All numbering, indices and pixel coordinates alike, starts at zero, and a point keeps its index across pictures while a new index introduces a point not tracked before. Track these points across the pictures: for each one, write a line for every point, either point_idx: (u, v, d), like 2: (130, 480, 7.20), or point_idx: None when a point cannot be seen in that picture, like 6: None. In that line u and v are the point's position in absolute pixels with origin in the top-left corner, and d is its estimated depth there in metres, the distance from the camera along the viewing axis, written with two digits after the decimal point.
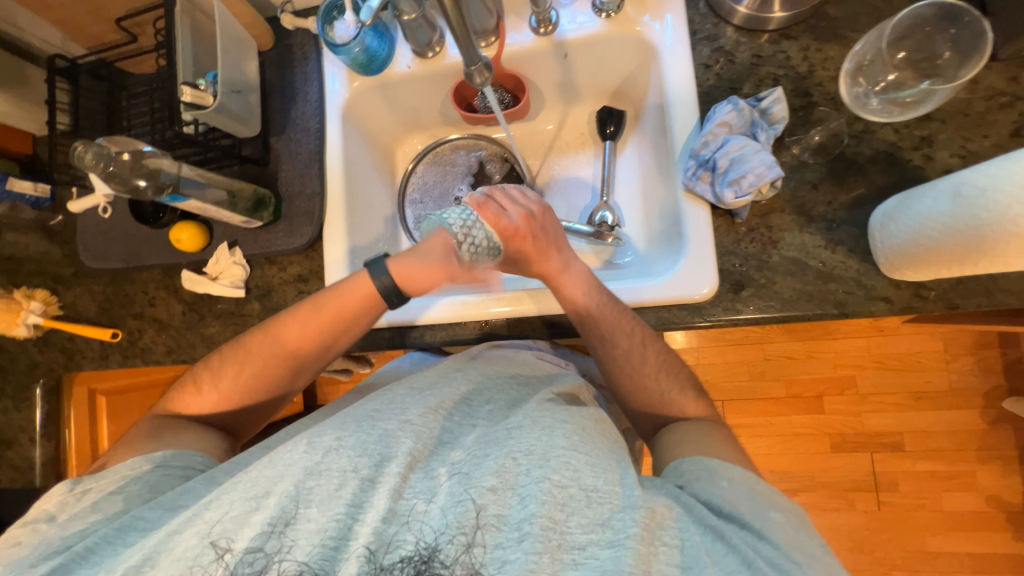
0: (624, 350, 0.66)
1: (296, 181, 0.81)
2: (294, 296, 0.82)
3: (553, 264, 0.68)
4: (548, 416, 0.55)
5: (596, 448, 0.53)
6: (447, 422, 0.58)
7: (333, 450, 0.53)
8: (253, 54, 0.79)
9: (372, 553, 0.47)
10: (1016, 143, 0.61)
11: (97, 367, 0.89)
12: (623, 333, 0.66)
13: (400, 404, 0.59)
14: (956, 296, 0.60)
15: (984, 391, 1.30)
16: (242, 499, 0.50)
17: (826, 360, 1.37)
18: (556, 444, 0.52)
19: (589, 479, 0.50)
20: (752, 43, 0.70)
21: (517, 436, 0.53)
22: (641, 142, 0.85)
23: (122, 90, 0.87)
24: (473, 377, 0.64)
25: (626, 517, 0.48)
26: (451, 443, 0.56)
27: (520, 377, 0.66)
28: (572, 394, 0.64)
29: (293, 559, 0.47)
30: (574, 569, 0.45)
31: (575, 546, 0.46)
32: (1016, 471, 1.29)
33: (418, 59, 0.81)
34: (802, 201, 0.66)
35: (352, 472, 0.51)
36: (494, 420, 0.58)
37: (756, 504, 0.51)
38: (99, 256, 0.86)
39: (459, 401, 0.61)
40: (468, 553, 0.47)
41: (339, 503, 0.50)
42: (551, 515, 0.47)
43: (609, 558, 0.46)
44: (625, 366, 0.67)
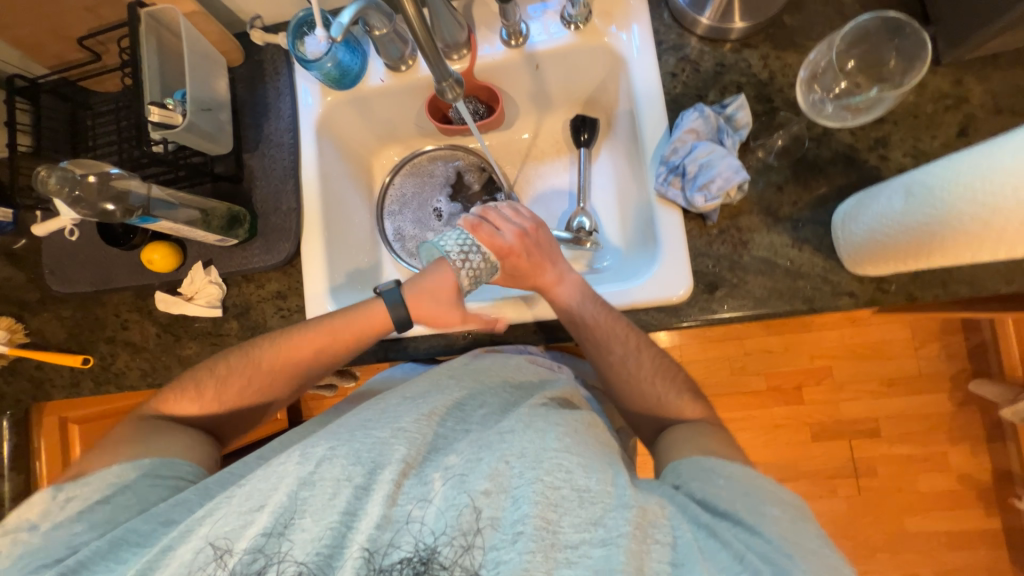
0: (619, 356, 0.67)
1: (272, 197, 0.80)
2: (273, 314, 0.81)
3: (547, 278, 0.69)
4: (540, 421, 0.56)
5: (587, 449, 0.53)
6: (441, 428, 0.58)
7: (327, 461, 0.52)
8: (222, 72, 0.78)
9: (370, 555, 0.47)
10: (962, 142, 0.64)
11: (68, 395, 0.86)
12: (618, 339, 0.67)
13: (393, 413, 0.59)
14: (915, 289, 0.64)
15: (951, 375, 1.36)
16: (237, 513, 0.50)
17: (802, 352, 1.42)
18: (549, 447, 0.52)
19: (582, 479, 0.50)
20: (715, 52, 0.73)
21: (509, 439, 0.53)
22: (615, 148, 0.87)
23: (86, 110, 0.84)
24: (467, 382, 0.65)
25: (617, 515, 0.48)
26: (445, 448, 0.55)
27: (514, 380, 0.67)
28: (569, 398, 0.64)
29: (292, 560, 0.47)
30: (568, 567, 0.46)
31: (568, 544, 0.47)
32: (983, 450, 1.35)
33: (391, 72, 0.81)
34: (769, 202, 0.68)
35: (346, 481, 0.51)
36: (486, 423, 0.58)
37: (750, 501, 0.52)
38: (67, 280, 0.83)
39: (454, 404, 0.61)
40: (468, 554, 0.47)
41: (333, 513, 0.49)
42: (545, 514, 0.48)
43: (602, 557, 0.46)
44: (622, 371, 0.68)
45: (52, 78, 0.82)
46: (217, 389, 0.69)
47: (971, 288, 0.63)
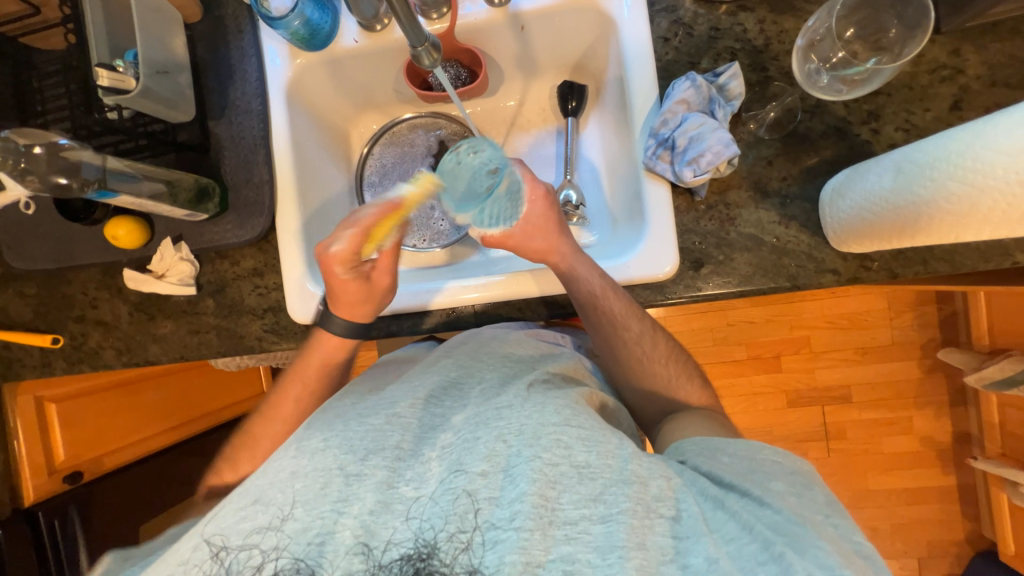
0: (635, 333, 0.67)
1: (241, 169, 0.76)
2: (250, 292, 0.78)
3: (558, 256, 0.67)
4: (540, 397, 0.55)
5: (587, 419, 0.53)
6: (433, 409, 0.58)
7: (319, 453, 0.52)
8: (179, 29, 0.72)
9: (370, 548, 0.48)
10: (955, 115, 0.63)
11: (41, 375, 0.84)
12: (630, 316, 0.66)
13: (387, 400, 0.58)
14: (896, 266, 0.64)
15: (922, 344, 1.41)
16: (233, 510, 0.50)
17: (783, 323, 1.45)
18: (547, 422, 0.52)
19: (581, 455, 0.50)
20: (710, 15, 0.69)
21: (507, 417, 0.53)
22: (603, 118, 0.84)
23: (30, 70, 0.77)
24: (466, 363, 0.64)
25: (617, 490, 0.49)
26: (441, 426, 0.56)
27: (517, 360, 0.65)
28: (573, 370, 0.66)
29: (289, 555, 0.48)
30: (566, 543, 0.47)
31: (567, 521, 0.48)
32: (946, 414, 1.42)
33: (365, 32, 0.75)
34: (758, 177, 0.67)
35: (337, 470, 0.51)
36: (480, 395, 0.59)
37: (755, 477, 0.52)
38: (27, 257, 0.79)
39: (433, 389, 0.60)
40: (467, 552, 0.47)
41: (327, 503, 0.50)
42: (543, 492, 0.48)
43: (602, 533, 0.47)
44: (637, 348, 0.68)
45: None
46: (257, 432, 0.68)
47: (952, 265, 0.63)
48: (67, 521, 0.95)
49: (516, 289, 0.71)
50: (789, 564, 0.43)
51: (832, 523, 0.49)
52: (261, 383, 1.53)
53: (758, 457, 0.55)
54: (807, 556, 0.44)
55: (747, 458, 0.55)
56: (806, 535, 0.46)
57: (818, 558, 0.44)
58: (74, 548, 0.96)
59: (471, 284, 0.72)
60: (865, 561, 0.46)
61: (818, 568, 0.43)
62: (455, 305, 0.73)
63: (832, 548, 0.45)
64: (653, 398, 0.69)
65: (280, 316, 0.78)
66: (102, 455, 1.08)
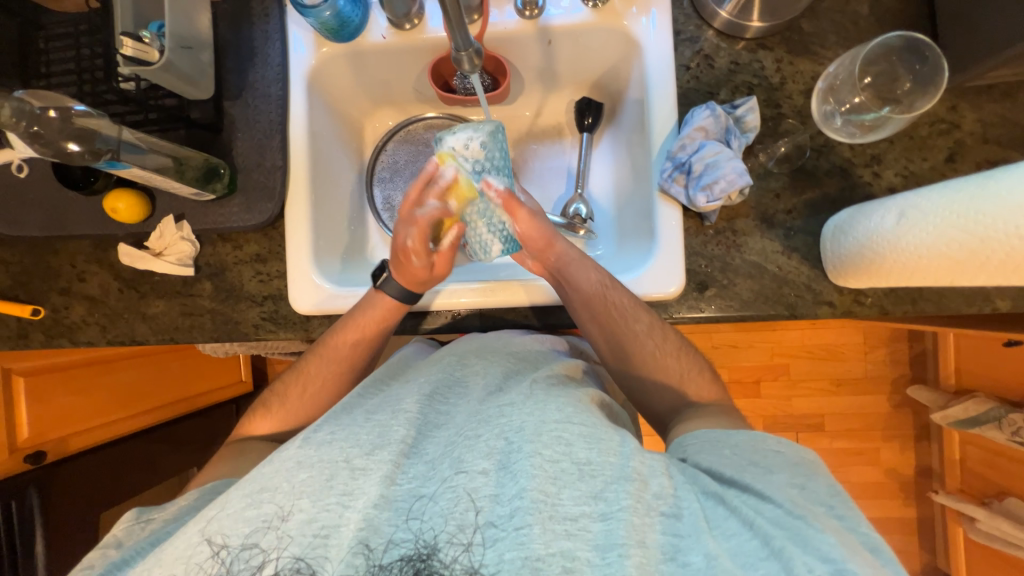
0: (642, 327, 0.67)
1: (253, 152, 0.75)
2: (251, 278, 0.76)
3: (564, 250, 0.68)
4: (542, 394, 0.56)
5: (589, 418, 0.53)
6: (438, 409, 0.58)
7: (327, 444, 0.53)
8: (206, 8, 0.70)
9: (370, 550, 0.46)
10: (949, 167, 0.67)
11: (14, 347, 0.79)
12: (638, 308, 0.67)
13: (394, 398, 0.60)
14: (888, 303, 0.67)
15: (893, 379, 1.48)
16: (241, 497, 0.50)
17: (765, 349, 1.49)
18: (549, 419, 0.52)
19: (582, 452, 0.50)
20: (730, 49, 0.72)
21: (510, 415, 0.53)
22: (618, 136, 0.86)
23: (37, 29, 0.74)
24: (469, 359, 0.65)
25: (618, 487, 0.48)
26: (443, 424, 0.56)
27: (521, 357, 0.66)
28: (574, 369, 0.66)
29: (288, 555, 0.46)
30: (566, 539, 0.45)
31: (567, 517, 0.46)
32: (911, 448, 1.49)
33: (394, 29, 0.76)
34: (765, 208, 0.70)
35: (343, 463, 0.51)
36: (484, 391, 0.59)
37: (755, 470, 0.51)
38: (13, 222, 0.75)
39: (437, 385, 0.61)
40: (468, 553, 0.46)
41: (332, 495, 0.49)
42: (543, 487, 0.47)
43: (602, 531, 0.46)
44: (646, 342, 0.67)
45: None
46: (284, 399, 0.71)
47: (938, 306, 0.67)
48: None
49: (524, 296, 0.72)
50: (789, 560, 0.43)
51: (835, 515, 0.48)
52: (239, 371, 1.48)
53: (757, 450, 0.53)
54: (809, 551, 0.44)
55: (747, 450, 0.53)
56: (808, 529, 0.46)
57: (819, 550, 0.44)
58: None
59: (479, 289, 0.72)
60: (870, 556, 0.45)
61: (819, 561, 0.43)
62: (452, 308, 0.73)
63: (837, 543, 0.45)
64: (663, 392, 0.67)
65: (281, 305, 0.76)
66: (67, 435, 1.02)
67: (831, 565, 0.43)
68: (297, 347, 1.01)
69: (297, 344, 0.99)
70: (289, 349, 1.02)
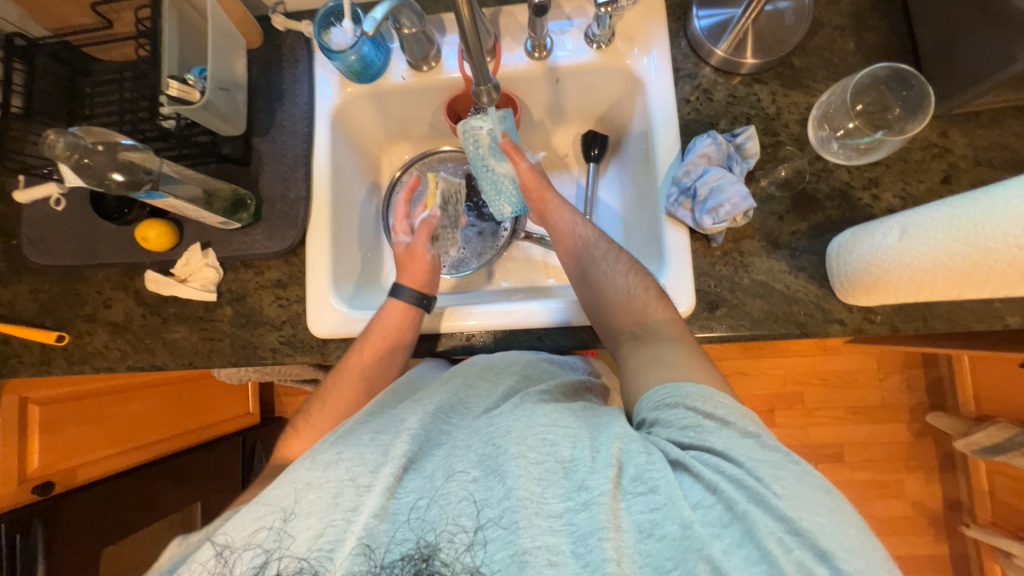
0: (603, 251, 0.70)
1: (279, 184, 0.79)
2: (271, 302, 0.79)
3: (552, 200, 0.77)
4: (529, 402, 0.55)
5: (574, 420, 0.53)
6: (438, 421, 0.57)
7: (334, 464, 0.51)
8: (242, 53, 0.77)
9: (371, 550, 0.46)
10: (945, 189, 0.70)
11: (36, 373, 0.81)
12: (601, 238, 0.72)
13: (397, 419, 0.58)
14: (898, 321, 0.68)
15: (911, 406, 1.45)
16: (251, 518, 0.50)
17: (776, 376, 1.48)
18: (536, 422, 0.51)
19: (566, 450, 0.49)
20: (727, 84, 0.77)
21: (498, 422, 0.53)
22: (623, 165, 0.90)
23: (86, 76, 0.81)
24: (473, 381, 0.63)
25: (599, 475, 0.47)
26: (443, 441, 0.55)
27: (521, 370, 0.65)
28: (572, 388, 0.62)
29: (292, 555, 0.47)
30: (551, 534, 0.45)
31: (552, 513, 0.46)
32: (936, 479, 1.43)
33: (413, 70, 0.81)
34: (770, 230, 0.72)
35: (349, 481, 0.50)
36: (482, 408, 0.58)
37: (712, 426, 0.49)
38: (48, 252, 0.79)
39: (440, 404, 0.59)
40: (469, 552, 0.45)
41: (338, 512, 0.48)
42: (529, 487, 0.47)
43: (586, 520, 0.45)
44: (604, 266, 0.69)
45: (53, 40, 0.78)
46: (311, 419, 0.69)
47: (948, 323, 0.67)
48: (30, 537, 0.88)
49: (535, 317, 0.73)
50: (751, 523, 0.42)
51: (794, 460, 0.46)
52: (246, 403, 1.49)
53: (709, 400, 0.51)
54: (767, 511, 0.43)
55: (700, 402, 0.51)
56: (765, 488, 0.44)
57: (778, 511, 0.42)
58: (32, 567, 0.88)
59: (493, 311, 0.74)
60: (827, 498, 0.44)
61: (778, 523, 0.42)
62: (463, 330, 0.75)
63: (791, 496, 0.43)
64: (620, 313, 0.65)
65: (298, 328, 0.78)
66: (74, 466, 1.01)
67: (790, 527, 0.42)
68: (310, 374, 1.02)
69: (308, 370, 1.00)
70: (302, 375, 1.03)
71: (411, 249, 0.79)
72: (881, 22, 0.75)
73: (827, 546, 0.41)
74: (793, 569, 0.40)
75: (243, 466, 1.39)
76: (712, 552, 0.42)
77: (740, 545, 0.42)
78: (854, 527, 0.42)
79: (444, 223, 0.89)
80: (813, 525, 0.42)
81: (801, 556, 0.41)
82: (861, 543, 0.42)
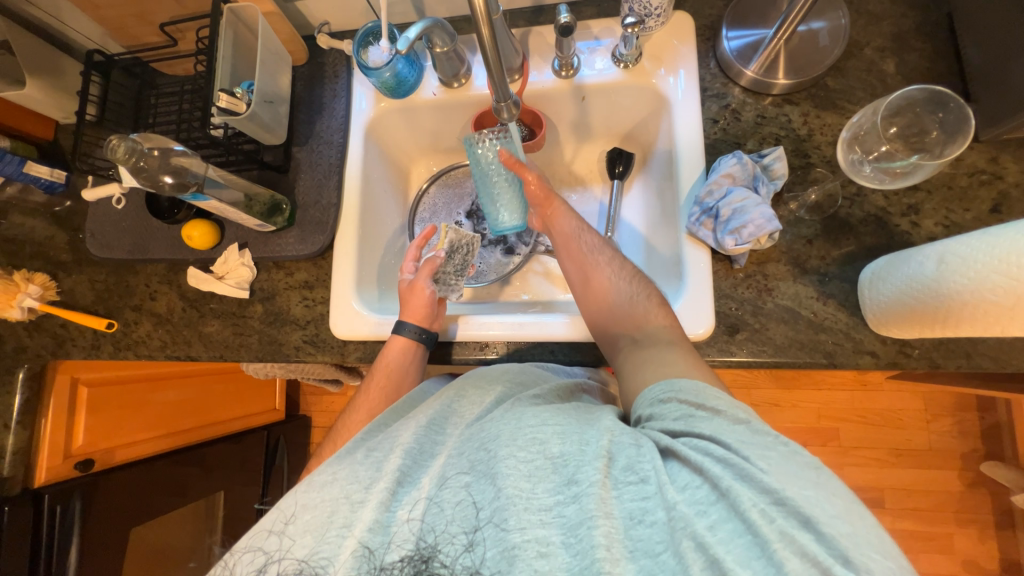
0: (606, 258, 0.71)
1: (313, 190, 0.83)
2: (298, 302, 0.82)
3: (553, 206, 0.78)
4: (517, 406, 0.54)
5: (563, 417, 0.52)
6: (426, 433, 0.56)
7: (328, 485, 0.51)
8: (287, 68, 0.83)
9: (371, 552, 0.47)
10: (994, 218, 0.65)
11: (87, 356, 0.88)
12: (604, 246, 0.73)
13: (392, 434, 0.57)
14: (938, 356, 0.64)
15: (963, 453, 1.32)
16: (252, 545, 0.50)
17: (810, 410, 1.40)
18: (525, 423, 0.51)
19: (555, 446, 0.49)
20: (757, 104, 0.75)
21: (489, 427, 0.52)
22: (647, 184, 0.90)
23: (152, 89, 0.89)
24: (467, 392, 0.61)
25: (588, 467, 0.46)
26: (433, 452, 0.54)
27: (514, 376, 0.63)
28: (565, 390, 0.61)
29: (293, 557, 0.47)
30: (540, 528, 0.44)
31: (542, 508, 0.45)
32: (991, 536, 1.30)
33: (443, 87, 0.85)
34: (797, 254, 0.69)
35: (343, 499, 0.50)
36: (475, 416, 0.57)
37: (704, 415, 0.48)
38: (105, 246, 0.86)
39: (435, 415, 0.58)
40: (468, 553, 0.45)
41: (332, 529, 0.48)
42: (518, 484, 0.46)
43: (575, 512, 0.44)
44: (605, 269, 0.70)
45: (126, 56, 0.87)
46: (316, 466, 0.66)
47: (997, 362, 0.62)
48: (68, 510, 0.94)
49: (551, 330, 0.73)
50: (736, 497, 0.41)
51: (783, 441, 0.45)
52: (273, 400, 1.55)
53: (704, 393, 0.50)
54: (752, 485, 0.42)
55: (694, 393, 0.50)
56: (752, 466, 0.43)
57: (761, 485, 0.42)
58: (68, 538, 0.93)
59: (508, 322, 0.74)
60: (814, 473, 0.43)
61: (761, 495, 0.41)
62: (484, 340, 0.75)
63: (774, 469, 0.42)
64: (620, 319, 0.65)
65: (321, 328, 0.81)
66: (113, 446, 1.08)
67: (777, 501, 0.41)
68: (331, 374, 1.06)
69: (328, 369, 1.04)
70: (321, 375, 1.08)
71: (414, 283, 0.77)
72: (925, 43, 0.72)
73: (811, 513, 0.40)
74: (777, 538, 0.39)
75: (265, 460, 1.44)
76: (697, 529, 0.41)
77: (727, 521, 0.41)
78: (839, 497, 0.41)
79: (450, 270, 0.81)
80: (797, 495, 0.40)
81: (784, 524, 0.39)
82: (846, 512, 0.40)
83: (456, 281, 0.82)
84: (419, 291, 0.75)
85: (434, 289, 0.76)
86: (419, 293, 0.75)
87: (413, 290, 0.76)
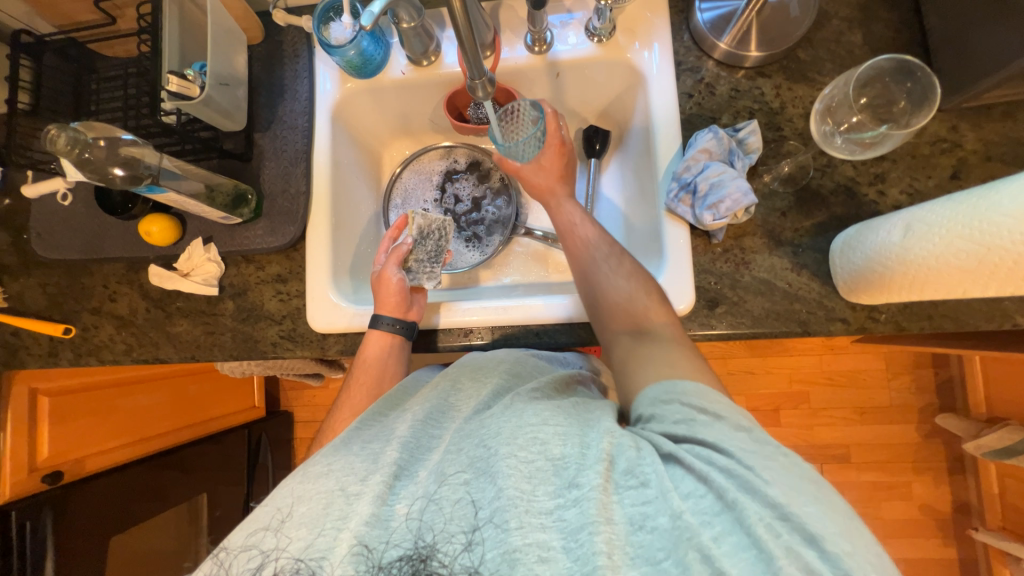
0: (603, 255, 0.71)
1: (280, 179, 0.79)
2: (271, 297, 0.79)
3: (556, 191, 0.79)
4: (519, 403, 0.54)
5: (565, 418, 0.52)
6: (422, 427, 0.56)
7: (324, 476, 0.51)
8: (242, 48, 0.77)
9: (369, 550, 0.46)
10: (954, 185, 0.68)
11: (44, 365, 0.83)
12: (602, 240, 0.73)
13: (387, 428, 0.56)
14: (903, 319, 0.67)
15: (920, 407, 1.42)
16: (245, 536, 0.49)
17: (782, 375, 1.47)
18: (526, 421, 0.51)
19: (556, 448, 0.49)
20: (730, 77, 0.75)
21: (488, 424, 0.52)
22: (624, 161, 0.89)
23: (91, 73, 0.82)
24: (463, 384, 0.61)
25: (589, 471, 0.47)
26: (430, 447, 0.54)
27: (510, 368, 0.62)
28: (562, 381, 0.62)
29: (288, 555, 0.46)
30: (541, 531, 0.45)
31: (543, 510, 0.46)
32: (945, 482, 1.41)
33: (413, 65, 0.81)
34: (772, 226, 0.71)
35: (338, 492, 0.49)
36: (472, 410, 0.57)
37: (705, 420, 0.49)
38: (54, 246, 0.80)
39: (431, 408, 0.58)
40: (468, 552, 0.46)
41: (328, 522, 0.47)
42: (519, 486, 0.47)
43: (576, 515, 0.45)
44: (603, 266, 0.69)
45: (59, 36, 0.79)
46: None
47: (956, 323, 0.66)
48: (39, 525, 0.90)
49: (534, 313, 0.73)
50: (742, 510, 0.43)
51: (783, 452, 0.47)
52: (251, 397, 1.51)
53: (706, 397, 0.51)
54: (757, 498, 0.43)
55: (696, 398, 0.51)
56: (755, 477, 0.44)
57: (768, 497, 0.43)
58: (41, 553, 0.90)
59: (496, 306, 0.74)
60: (813, 486, 0.45)
61: (767, 509, 0.43)
62: (466, 326, 0.75)
63: (781, 485, 0.44)
64: (619, 317, 0.64)
65: (298, 322, 0.78)
66: (82, 457, 1.02)
67: (778, 510, 0.43)
68: (311, 369, 1.03)
69: (308, 364, 1.01)
70: (303, 371, 1.05)
71: (381, 274, 0.75)
72: (890, 13, 0.73)
73: (816, 531, 0.41)
74: (782, 554, 0.41)
75: (248, 459, 1.41)
76: (702, 540, 0.42)
77: (731, 533, 0.43)
78: (841, 516, 0.43)
79: (422, 257, 0.78)
80: (801, 511, 0.42)
81: (789, 540, 0.41)
82: (849, 532, 0.42)
83: (433, 268, 0.78)
84: (389, 283, 0.73)
85: (403, 277, 0.74)
86: (389, 286, 0.73)
87: (381, 282, 0.74)
